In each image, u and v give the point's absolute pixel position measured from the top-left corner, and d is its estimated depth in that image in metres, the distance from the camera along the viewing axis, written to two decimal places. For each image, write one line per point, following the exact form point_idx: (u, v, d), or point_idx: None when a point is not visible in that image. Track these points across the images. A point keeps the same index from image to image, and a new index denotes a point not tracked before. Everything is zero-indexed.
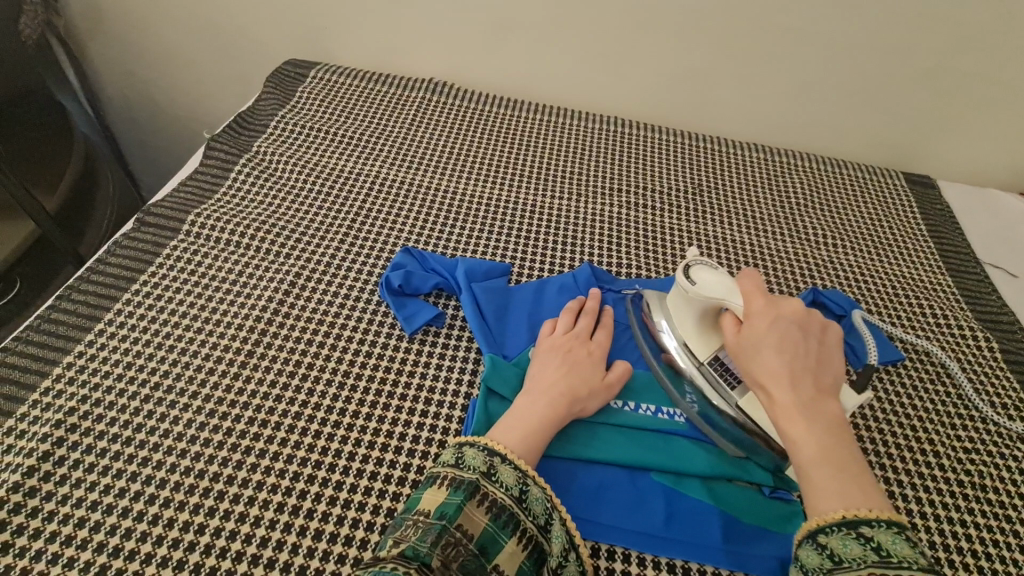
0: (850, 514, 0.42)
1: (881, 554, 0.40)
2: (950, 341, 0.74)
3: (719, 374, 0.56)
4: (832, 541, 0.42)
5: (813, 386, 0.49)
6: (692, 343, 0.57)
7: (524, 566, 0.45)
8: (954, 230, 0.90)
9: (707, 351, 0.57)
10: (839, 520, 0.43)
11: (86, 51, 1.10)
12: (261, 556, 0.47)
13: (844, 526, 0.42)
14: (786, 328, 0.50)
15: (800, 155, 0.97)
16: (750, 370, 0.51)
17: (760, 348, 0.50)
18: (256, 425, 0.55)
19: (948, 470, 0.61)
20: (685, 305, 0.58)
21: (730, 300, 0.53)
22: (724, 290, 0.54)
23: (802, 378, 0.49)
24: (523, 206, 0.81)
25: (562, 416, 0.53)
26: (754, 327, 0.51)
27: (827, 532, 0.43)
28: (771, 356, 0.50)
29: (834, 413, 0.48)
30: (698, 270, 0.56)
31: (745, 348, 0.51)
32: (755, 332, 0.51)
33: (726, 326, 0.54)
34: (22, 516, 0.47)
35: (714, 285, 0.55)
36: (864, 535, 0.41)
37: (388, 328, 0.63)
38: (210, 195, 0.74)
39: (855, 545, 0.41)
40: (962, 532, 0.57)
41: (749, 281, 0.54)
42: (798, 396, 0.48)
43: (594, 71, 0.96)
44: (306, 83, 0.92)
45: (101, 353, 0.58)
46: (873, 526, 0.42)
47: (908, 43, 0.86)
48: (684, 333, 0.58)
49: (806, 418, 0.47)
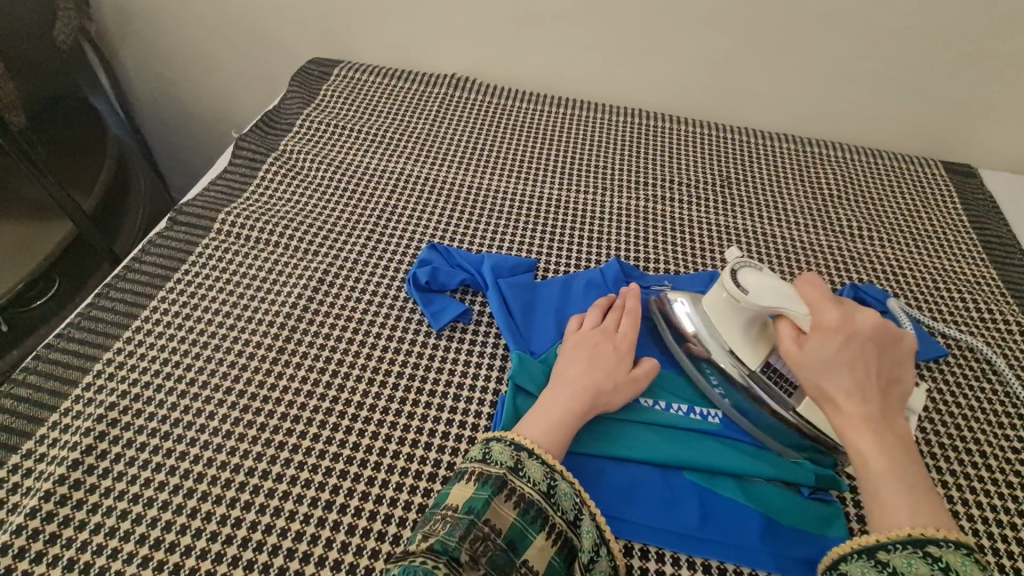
0: (917, 533, 0.41)
1: (949, 574, 0.39)
2: (996, 336, 0.71)
3: (771, 380, 0.53)
4: (894, 559, 0.41)
5: (881, 402, 0.47)
6: (740, 351, 0.55)
7: (554, 562, 0.45)
8: (997, 220, 0.86)
9: (757, 358, 0.54)
10: (905, 538, 0.42)
11: (118, 54, 1.13)
12: (296, 549, 0.48)
13: (909, 543, 0.41)
14: (860, 344, 0.47)
15: (835, 144, 0.94)
16: (815, 384, 0.48)
17: (828, 365, 0.47)
18: (289, 421, 0.55)
19: (996, 471, 0.59)
20: (733, 312, 0.54)
21: (787, 308, 0.50)
22: (778, 298, 0.51)
23: (870, 394, 0.47)
24: (548, 201, 0.80)
25: (587, 409, 0.53)
26: (822, 341, 0.48)
27: (889, 550, 0.42)
28: (839, 373, 0.47)
29: (899, 428, 0.47)
30: (746, 275, 0.53)
31: (810, 363, 0.48)
32: (824, 349, 0.48)
33: (784, 334, 0.51)
34: (66, 508, 0.48)
35: (766, 292, 0.52)
36: (932, 555, 0.40)
37: (415, 325, 0.63)
38: (239, 194, 0.75)
39: (920, 563, 0.40)
40: (1012, 536, 0.54)
41: (813, 293, 0.51)
42: (865, 413, 0.46)
43: (619, 63, 0.94)
44: (330, 81, 0.93)
45: (138, 350, 0.59)
46: (941, 546, 0.41)
47: (949, 26, 0.82)
48: (731, 341, 0.55)
49: (874, 432, 0.45)
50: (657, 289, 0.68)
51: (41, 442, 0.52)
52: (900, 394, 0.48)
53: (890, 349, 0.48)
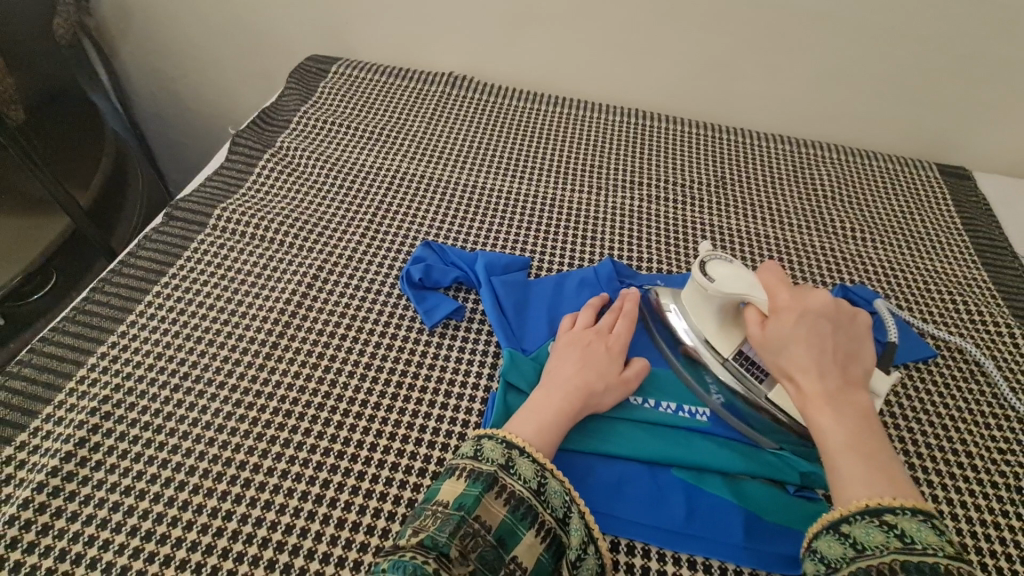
0: (874, 502, 0.42)
1: (906, 541, 0.40)
2: (985, 337, 0.71)
3: (744, 368, 0.55)
4: (855, 530, 0.42)
5: (842, 376, 0.48)
6: (714, 340, 0.56)
7: (542, 559, 0.45)
8: (990, 222, 0.86)
9: (730, 346, 0.56)
10: (864, 509, 0.42)
11: (116, 49, 1.13)
12: (286, 543, 0.48)
13: (867, 513, 0.42)
14: (816, 321, 0.49)
15: (830, 146, 0.94)
16: (777, 361, 0.50)
17: (787, 342, 0.49)
18: (281, 416, 0.56)
19: (982, 471, 0.59)
20: (704, 302, 0.56)
21: (753, 294, 0.52)
22: (745, 285, 0.53)
23: (831, 371, 0.48)
24: (542, 200, 0.80)
25: (577, 408, 0.53)
26: (779, 321, 0.50)
27: (850, 521, 0.42)
28: (798, 349, 0.48)
29: (863, 403, 0.47)
30: (715, 266, 0.56)
31: (771, 343, 0.50)
32: (782, 327, 0.49)
33: (750, 320, 0.52)
34: (59, 499, 0.49)
35: (733, 280, 0.54)
36: (888, 522, 0.41)
37: (409, 321, 0.64)
38: (235, 190, 0.75)
39: (877, 531, 0.41)
40: (996, 536, 0.55)
41: (771, 273, 0.53)
42: (825, 387, 0.47)
43: (616, 63, 0.95)
44: (328, 78, 0.93)
45: (133, 344, 0.60)
46: (898, 514, 0.41)
47: (943, 28, 0.83)
48: (706, 331, 0.57)
49: (834, 405, 0.46)
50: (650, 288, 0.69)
51: (35, 434, 0.53)
52: (864, 372, 0.49)
53: (846, 327, 0.50)
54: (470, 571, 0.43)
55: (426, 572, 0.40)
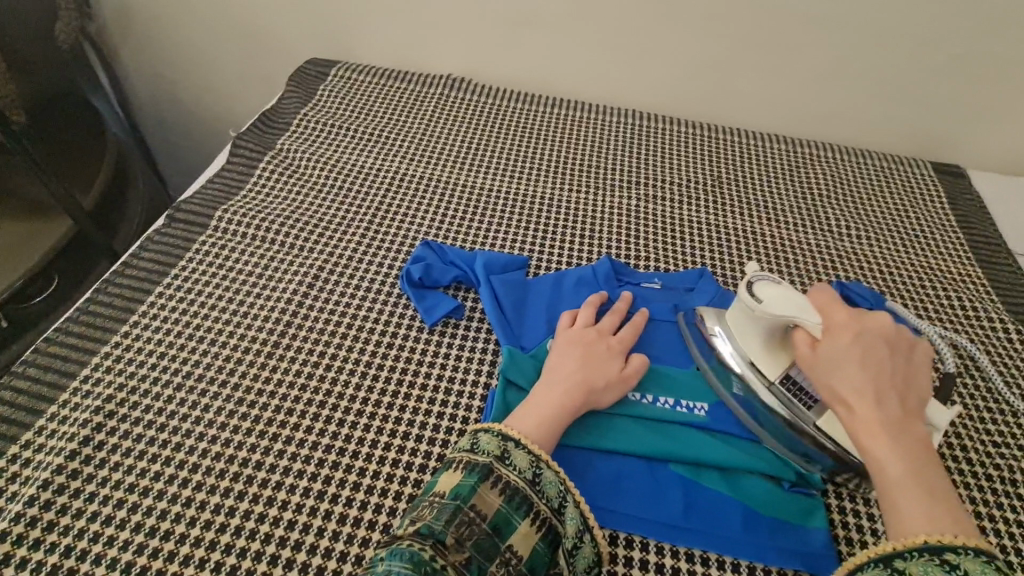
0: (934, 539, 0.41)
1: None
2: (980, 333, 0.72)
3: (791, 395, 0.54)
4: (911, 567, 0.41)
5: (899, 407, 0.48)
6: (759, 362, 0.55)
7: (538, 548, 0.45)
8: (984, 220, 0.87)
9: (776, 369, 0.55)
10: (921, 545, 0.41)
11: (117, 53, 1.14)
12: (288, 538, 0.49)
13: (926, 551, 0.41)
14: (871, 345, 0.50)
15: (825, 145, 0.95)
16: (829, 386, 0.50)
17: (841, 365, 0.50)
18: (283, 414, 0.56)
19: (978, 465, 0.60)
20: (751, 322, 0.56)
21: (805, 319, 0.52)
22: (795, 308, 0.53)
23: (887, 397, 0.48)
24: (541, 200, 0.81)
25: (576, 403, 0.54)
26: (834, 342, 0.51)
27: (905, 557, 0.41)
28: (853, 372, 0.49)
29: (920, 438, 0.47)
30: (761, 286, 0.55)
31: (823, 365, 0.51)
32: (837, 348, 0.50)
33: (798, 341, 0.53)
34: (64, 496, 0.50)
35: (782, 302, 0.53)
36: (949, 562, 0.40)
37: (409, 320, 0.65)
38: (237, 192, 0.76)
39: (937, 570, 0.40)
40: (992, 528, 0.55)
41: (823, 298, 0.55)
42: (881, 416, 0.47)
43: (612, 64, 0.96)
44: (327, 81, 0.94)
45: (135, 343, 0.60)
46: (960, 553, 0.41)
47: (936, 28, 0.84)
48: (750, 352, 0.56)
49: (891, 436, 0.46)
50: (648, 286, 0.70)
51: (39, 432, 0.53)
52: (920, 405, 0.49)
53: (902, 356, 0.51)
54: (466, 559, 0.43)
55: (424, 559, 0.41)
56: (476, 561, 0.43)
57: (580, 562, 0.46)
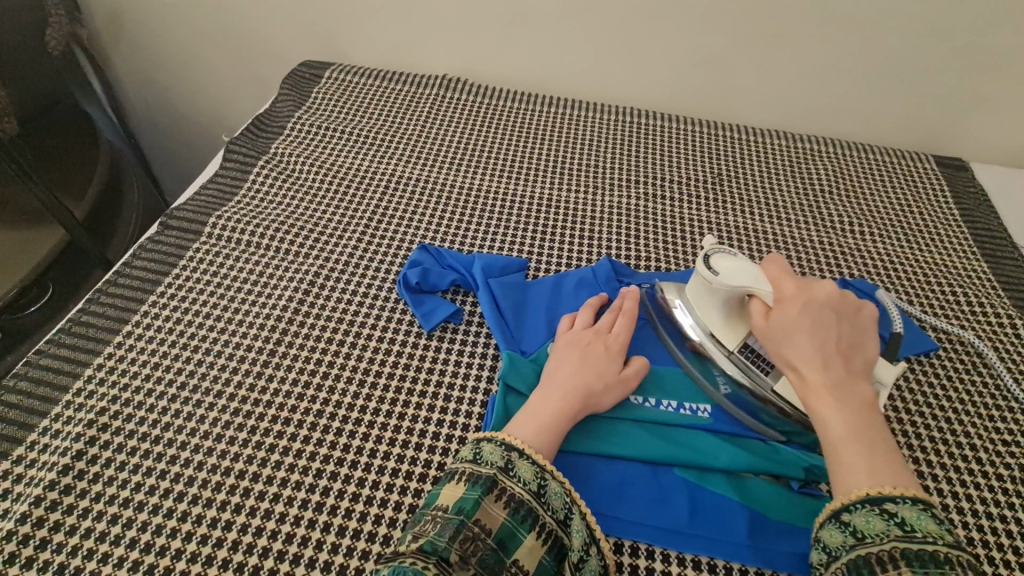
0: (875, 491, 0.43)
1: (905, 529, 0.41)
2: (986, 328, 0.71)
3: (749, 361, 0.55)
4: (856, 518, 0.43)
5: (845, 368, 0.48)
6: (720, 334, 0.56)
7: (544, 562, 0.45)
8: (988, 213, 0.86)
9: (736, 339, 0.55)
10: (864, 498, 0.43)
11: (109, 59, 1.13)
12: (287, 552, 0.48)
13: (867, 502, 0.43)
14: (820, 313, 0.49)
15: (826, 140, 0.94)
16: (780, 352, 0.50)
17: (792, 333, 0.49)
18: (279, 424, 0.55)
19: (986, 463, 0.59)
20: (709, 295, 0.56)
21: (758, 288, 0.52)
22: (749, 278, 0.52)
23: (833, 361, 0.48)
24: (538, 201, 0.80)
25: (577, 409, 0.53)
26: (786, 312, 0.50)
27: (850, 510, 0.43)
28: (802, 340, 0.48)
29: (867, 395, 0.48)
30: (718, 258, 0.55)
31: (774, 334, 0.50)
32: (787, 317, 0.49)
33: (754, 312, 0.52)
34: (57, 513, 0.49)
35: (736, 273, 0.53)
36: (889, 511, 0.42)
37: (406, 325, 0.64)
38: (231, 197, 0.75)
39: (878, 520, 0.42)
40: (1002, 529, 0.54)
41: (775, 267, 0.53)
42: (828, 378, 0.47)
43: (609, 62, 0.94)
44: (321, 83, 0.93)
45: (128, 354, 0.59)
46: (898, 502, 0.42)
47: (939, 20, 0.82)
48: (709, 324, 0.57)
49: (836, 396, 0.47)
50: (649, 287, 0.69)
51: (32, 447, 0.52)
52: (866, 364, 0.50)
53: (849, 318, 0.50)
54: None
55: None
56: None
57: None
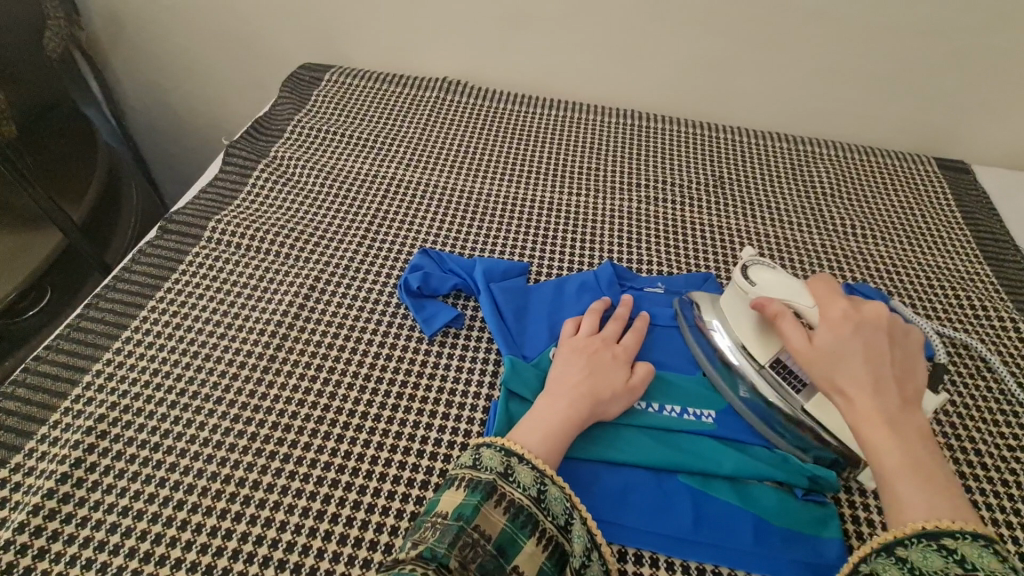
0: (933, 525, 0.41)
1: (968, 567, 0.39)
2: (991, 333, 0.71)
3: (782, 378, 0.55)
4: (912, 554, 0.41)
5: (898, 395, 0.47)
6: (751, 346, 0.56)
7: (545, 567, 0.44)
8: (991, 216, 0.86)
9: (766, 352, 0.55)
10: (921, 532, 0.41)
11: (108, 61, 1.13)
12: (287, 560, 0.48)
13: (925, 537, 0.41)
14: (870, 336, 0.49)
15: (828, 143, 0.93)
16: (829, 377, 0.48)
17: (841, 357, 0.48)
18: (280, 430, 0.55)
19: (992, 469, 0.59)
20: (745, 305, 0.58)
21: (794, 299, 0.53)
22: (786, 290, 0.54)
23: (886, 387, 0.47)
24: (540, 204, 0.80)
25: (584, 416, 0.52)
26: (834, 335, 0.49)
27: (905, 545, 0.41)
28: (853, 364, 0.48)
29: (919, 424, 0.46)
30: (758, 270, 0.57)
31: (821, 357, 0.49)
32: (835, 339, 0.49)
33: (792, 333, 0.51)
34: (56, 521, 0.48)
35: (775, 284, 0.55)
36: (948, 547, 0.40)
37: (407, 330, 0.63)
38: (231, 201, 0.75)
39: (936, 556, 0.40)
40: (1009, 535, 0.54)
41: (823, 286, 0.53)
42: (879, 405, 0.46)
43: (610, 64, 0.94)
44: (321, 86, 0.92)
45: (127, 360, 0.59)
46: (957, 538, 0.40)
47: (940, 22, 0.82)
48: (742, 335, 0.57)
49: (889, 425, 0.45)
50: (651, 291, 0.68)
51: (30, 455, 0.52)
52: (916, 392, 0.48)
53: (899, 345, 0.49)
54: None
55: None
56: None
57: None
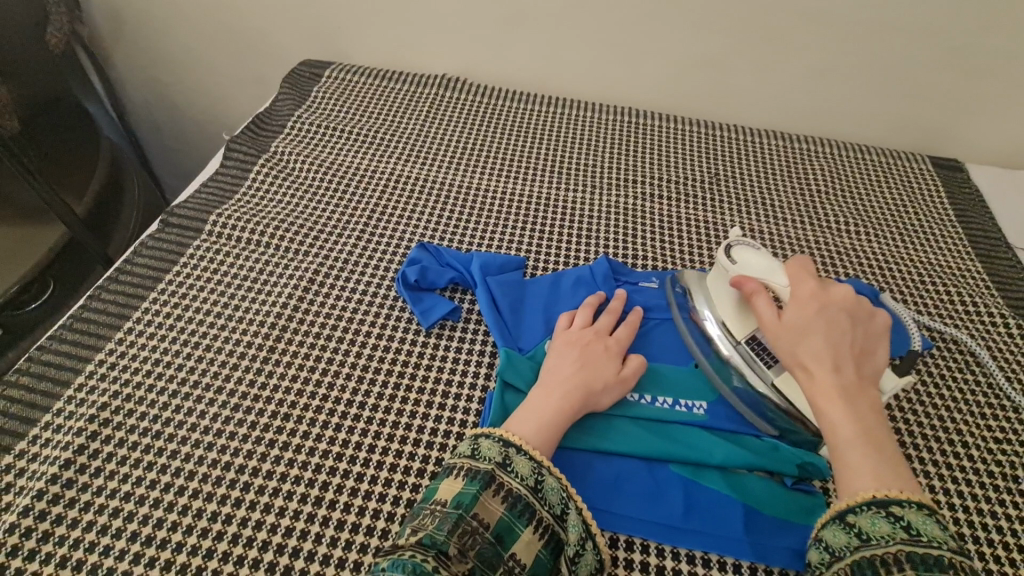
0: (881, 494, 0.43)
1: (911, 532, 0.41)
2: (980, 328, 0.72)
3: (764, 361, 0.56)
4: (861, 520, 0.43)
5: (854, 371, 0.49)
6: (730, 323, 0.59)
7: (541, 555, 0.46)
8: (982, 214, 0.87)
9: (744, 329, 0.58)
10: (870, 500, 0.43)
11: (109, 55, 1.13)
12: (285, 545, 0.49)
13: (873, 505, 0.43)
14: (835, 315, 0.51)
15: (822, 141, 0.94)
16: (793, 351, 0.51)
17: (806, 333, 0.50)
18: (279, 419, 0.56)
19: (978, 461, 0.60)
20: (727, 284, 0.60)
21: (772, 279, 0.56)
22: (765, 270, 0.56)
23: (844, 363, 0.49)
24: (536, 199, 0.81)
25: (575, 407, 0.53)
26: (801, 312, 0.51)
27: (856, 512, 0.43)
28: (816, 339, 0.50)
29: (874, 400, 0.48)
30: (741, 250, 0.59)
31: (787, 332, 0.51)
32: (801, 316, 0.51)
33: (763, 309, 0.54)
34: (59, 506, 0.49)
35: (755, 263, 0.57)
36: (895, 514, 0.42)
37: (405, 322, 0.64)
38: (231, 195, 0.76)
39: (884, 522, 0.42)
40: (993, 525, 0.55)
41: (798, 267, 0.56)
42: (838, 379, 0.48)
43: (607, 61, 0.95)
44: (321, 82, 0.93)
45: (129, 350, 0.60)
46: (904, 506, 0.42)
47: (933, 22, 0.83)
48: (721, 312, 0.59)
49: (845, 398, 0.47)
50: (646, 286, 0.69)
51: (34, 441, 0.53)
52: (875, 371, 0.50)
53: (863, 324, 0.52)
54: (469, 569, 0.43)
55: (426, 571, 0.41)
56: (479, 570, 0.43)
57: (583, 568, 0.47)
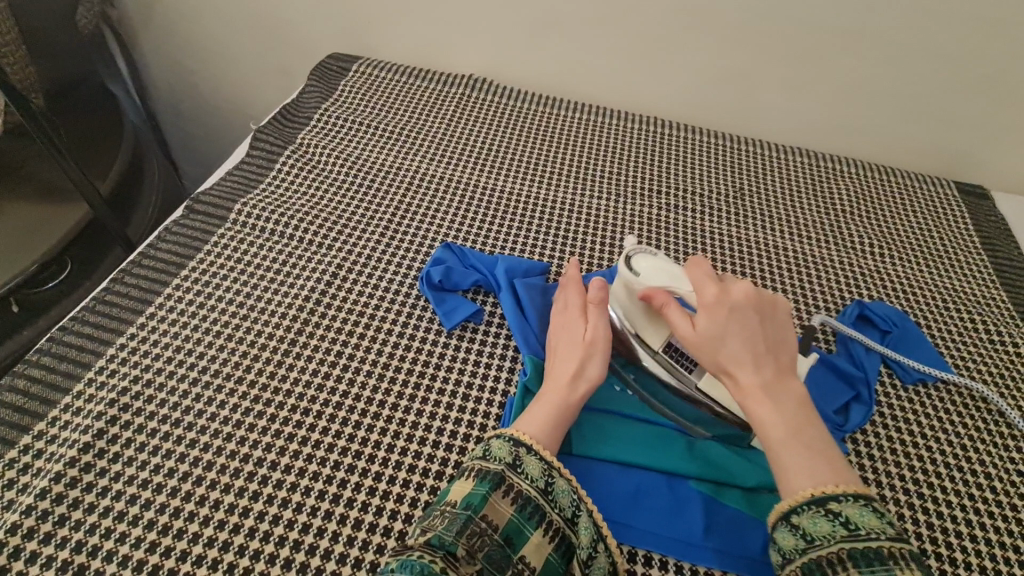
0: (818, 491, 0.43)
1: (850, 528, 0.41)
2: (1003, 358, 0.71)
3: (674, 361, 0.55)
4: (803, 521, 0.43)
5: (774, 367, 0.48)
6: (643, 333, 0.55)
7: (551, 559, 0.45)
8: (1008, 242, 0.86)
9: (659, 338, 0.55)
10: (809, 499, 0.43)
11: (136, 37, 1.13)
12: (302, 541, 0.48)
13: (814, 504, 0.43)
14: (744, 316, 0.48)
15: (849, 161, 0.94)
16: (714, 359, 0.49)
17: (722, 339, 0.48)
18: (300, 413, 0.55)
19: (999, 493, 0.59)
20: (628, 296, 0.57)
21: (678, 286, 0.54)
22: (668, 277, 0.55)
23: (763, 363, 0.48)
24: (560, 205, 0.80)
25: (547, 393, 0.53)
26: (710, 319, 0.49)
27: (798, 512, 0.43)
28: (734, 345, 0.48)
29: (797, 391, 0.48)
30: (640, 260, 0.57)
31: (704, 343, 0.49)
32: (713, 323, 0.48)
33: (679, 323, 0.50)
34: (77, 490, 0.49)
35: (657, 273, 0.55)
36: (833, 511, 0.42)
37: (427, 322, 0.64)
38: (257, 185, 0.75)
39: (824, 521, 0.42)
40: (1013, 558, 0.55)
41: (697, 271, 0.52)
42: (761, 382, 0.47)
43: (636, 70, 0.95)
44: (349, 76, 0.93)
45: (151, 336, 0.59)
46: (841, 500, 0.42)
47: (970, 47, 0.82)
48: (631, 321, 0.56)
49: (771, 400, 0.47)
50: None
51: (53, 423, 0.53)
52: (792, 360, 0.49)
53: (771, 316, 0.50)
54: (478, 570, 0.42)
55: (433, 571, 0.40)
56: (487, 572, 0.42)
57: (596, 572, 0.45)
